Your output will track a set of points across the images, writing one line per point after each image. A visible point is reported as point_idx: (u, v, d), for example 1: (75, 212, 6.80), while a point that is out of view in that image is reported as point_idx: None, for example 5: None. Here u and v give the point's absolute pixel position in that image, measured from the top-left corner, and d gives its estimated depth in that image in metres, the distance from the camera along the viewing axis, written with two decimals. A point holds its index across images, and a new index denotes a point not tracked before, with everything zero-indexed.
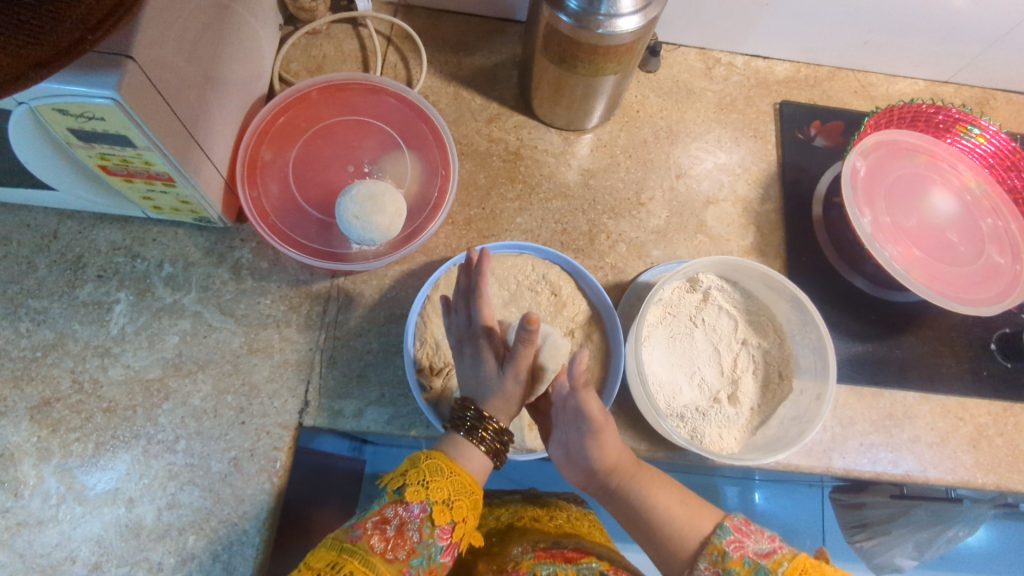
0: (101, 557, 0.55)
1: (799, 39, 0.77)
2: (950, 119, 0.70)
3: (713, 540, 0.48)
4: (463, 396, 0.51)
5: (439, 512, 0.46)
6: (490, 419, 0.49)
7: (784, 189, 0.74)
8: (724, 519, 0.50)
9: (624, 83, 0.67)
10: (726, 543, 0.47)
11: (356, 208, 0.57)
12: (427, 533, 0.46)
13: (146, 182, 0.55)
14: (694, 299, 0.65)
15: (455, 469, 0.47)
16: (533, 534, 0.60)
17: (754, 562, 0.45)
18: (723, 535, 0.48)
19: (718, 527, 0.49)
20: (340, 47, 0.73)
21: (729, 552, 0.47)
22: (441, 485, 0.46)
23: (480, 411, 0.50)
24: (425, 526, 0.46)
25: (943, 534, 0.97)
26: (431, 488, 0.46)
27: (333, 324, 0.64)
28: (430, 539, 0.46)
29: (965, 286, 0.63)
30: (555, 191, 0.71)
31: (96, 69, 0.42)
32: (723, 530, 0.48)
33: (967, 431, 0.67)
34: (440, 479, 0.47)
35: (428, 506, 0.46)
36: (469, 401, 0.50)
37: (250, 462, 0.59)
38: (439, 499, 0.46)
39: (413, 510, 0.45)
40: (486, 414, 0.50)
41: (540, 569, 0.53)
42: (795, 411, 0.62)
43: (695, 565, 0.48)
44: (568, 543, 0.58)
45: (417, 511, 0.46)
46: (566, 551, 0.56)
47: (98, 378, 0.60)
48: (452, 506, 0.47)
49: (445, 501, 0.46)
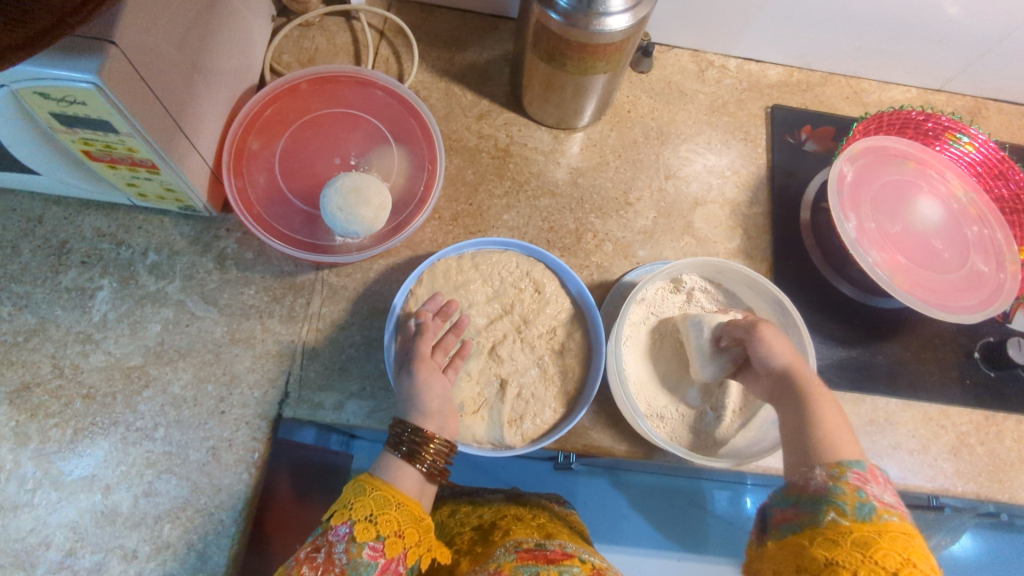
0: (76, 543, 0.55)
1: (791, 44, 0.77)
2: (939, 127, 0.70)
3: (842, 463, 0.45)
4: (397, 419, 0.52)
5: (362, 530, 0.46)
6: (425, 438, 0.50)
7: (772, 192, 0.74)
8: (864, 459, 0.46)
9: (614, 82, 0.67)
10: (853, 469, 0.45)
11: (341, 200, 0.57)
12: (355, 553, 0.45)
13: (130, 169, 0.55)
14: (678, 300, 0.65)
15: (376, 486, 0.48)
16: (516, 535, 0.59)
17: (867, 497, 0.43)
18: (855, 464, 0.45)
19: (856, 459, 0.46)
20: (331, 40, 0.73)
21: (851, 475, 0.44)
22: (362, 503, 0.47)
23: (416, 430, 0.51)
24: (351, 546, 0.46)
25: (926, 543, 0.97)
26: (353, 509, 0.47)
27: (316, 316, 0.64)
28: (358, 558, 0.45)
29: (949, 293, 0.63)
30: (543, 189, 0.71)
31: (79, 53, 0.42)
32: (858, 463, 0.45)
33: (948, 439, 0.67)
34: (362, 499, 0.47)
35: (352, 526, 0.46)
36: (403, 421, 0.51)
37: (228, 452, 0.59)
38: (361, 516, 0.47)
39: (339, 532, 0.46)
40: (418, 430, 0.51)
41: (523, 570, 0.52)
42: (775, 415, 0.62)
43: (815, 469, 0.46)
44: (551, 544, 0.57)
45: (342, 532, 0.46)
46: (549, 553, 0.55)
47: (79, 364, 0.60)
48: (377, 521, 0.47)
49: (368, 517, 0.47)
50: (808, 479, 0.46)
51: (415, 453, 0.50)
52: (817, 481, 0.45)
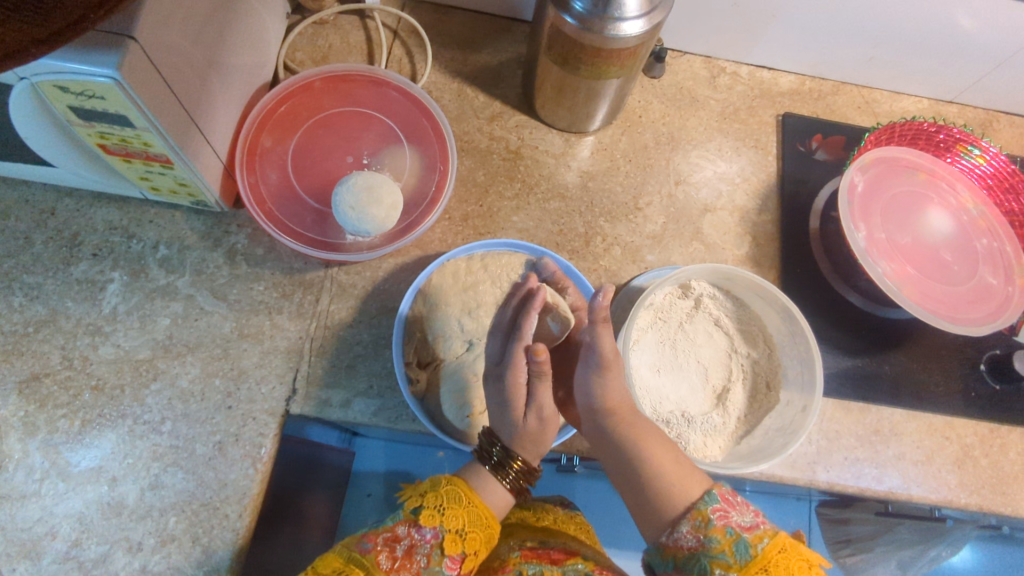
0: (82, 534, 0.55)
1: (805, 51, 0.77)
2: (951, 138, 0.70)
3: (697, 507, 0.47)
4: (490, 429, 0.52)
5: (450, 541, 0.47)
6: (518, 458, 0.50)
7: (782, 200, 0.74)
8: (713, 488, 0.49)
9: (627, 87, 0.67)
10: (711, 510, 0.47)
11: (353, 199, 0.58)
12: (435, 560, 0.46)
13: (144, 163, 0.55)
14: (685, 305, 0.65)
15: (475, 501, 0.49)
16: (522, 534, 0.60)
17: (735, 533, 0.45)
18: (709, 502, 0.47)
19: (706, 493, 0.48)
20: (345, 38, 0.73)
21: (713, 520, 0.46)
22: (456, 515, 0.47)
23: (508, 450, 0.50)
24: (434, 553, 0.46)
25: (925, 554, 0.97)
26: (447, 516, 0.47)
27: (325, 313, 0.64)
28: (437, 567, 0.46)
29: (957, 305, 0.63)
30: (553, 192, 0.71)
31: (98, 48, 0.43)
32: (710, 497, 0.48)
33: (952, 450, 0.67)
34: (458, 508, 0.48)
35: (441, 533, 0.47)
36: (496, 437, 0.51)
37: (234, 447, 0.59)
38: (453, 528, 0.47)
39: (425, 535, 0.47)
40: (512, 451, 0.50)
41: (527, 567, 0.53)
42: (780, 422, 0.62)
43: (677, 527, 0.47)
44: (555, 544, 0.58)
45: (429, 536, 0.47)
46: (553, 553, 0.56)
47: (88, 356, 0.60)
48: (465, 537, 0.47)
49: (459, 531, 0.47)
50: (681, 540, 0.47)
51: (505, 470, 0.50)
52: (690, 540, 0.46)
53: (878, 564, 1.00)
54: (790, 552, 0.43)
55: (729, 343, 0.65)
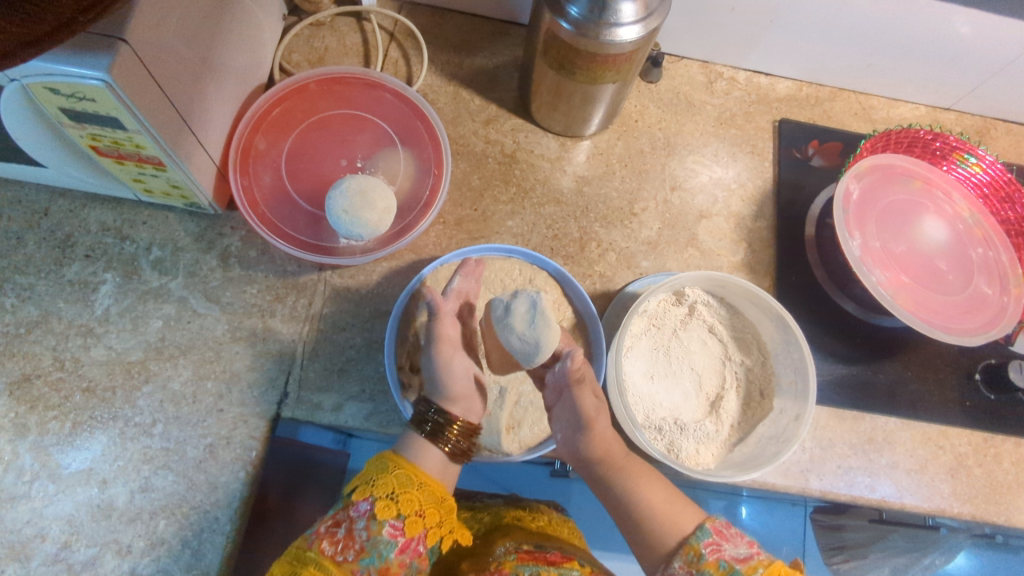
0: (71, 536, 0.55)
1: (802, 57, 0.76)
2: (947, 146, 0.70)
3: (691, 542, 0.49)
4: (427, 397, 0.55)
5: (383, 507, 0.47)
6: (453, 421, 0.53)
7: (778, 206, 0.74)
8: (705, 521, 0.51)
9: (623, 92, 0.67)
10: (704, 544, 0.48)
11: (346, 203, 0.57)
12: (375, 530, 0.46)
13: (137, 165, 0.55)
14: (679, 312, 0.65)
15: (397, 464, 0.49)
16: (519, 534, 0.60)
17: (727, 565, 0.46)
18: (702, 536, 0.49)
19: (698, 529, 0.50)
20: (342, 40, 0.73)
21: (706, 554, 0.48)
22: (384, 482, 0.48)
23: (445, 412, 0.53)
24: (372, 524, 0.46)
25: (920, 562, 0.97)
26: (375, 485, 0.48)
27: (318, 316, 0.64)
28: (379, 536, 0.46)
29: (951, 315, 0.63)
30: (549, 197, 0.71)
31: (91, 50, 0.42)
32: (702, 532, 0.50)
33: (946, 459, 0.67)
34: (385, 475, 0.49)
35: (373, 503, 0.47)
36: (427, 404, 0.54)
37: (226, 450, 0.59)
38: (384, 494, 0.48)
39: (359, 509, 0.47)
40: (445, 414, 0.53)
41: (523, 569, 0.54)
42: (773, 430, 0.62)
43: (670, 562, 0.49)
44: (551, 546, 0.58)
45: (363, 509, 0.47)
46: (549, 555, 0.56)
47: (80, 357, 0.60)
48: (398, 500, 0.48)
49: (389, 496, 0.48)
50: None
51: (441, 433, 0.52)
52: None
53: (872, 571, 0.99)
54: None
55: (723, 350, 0.65)
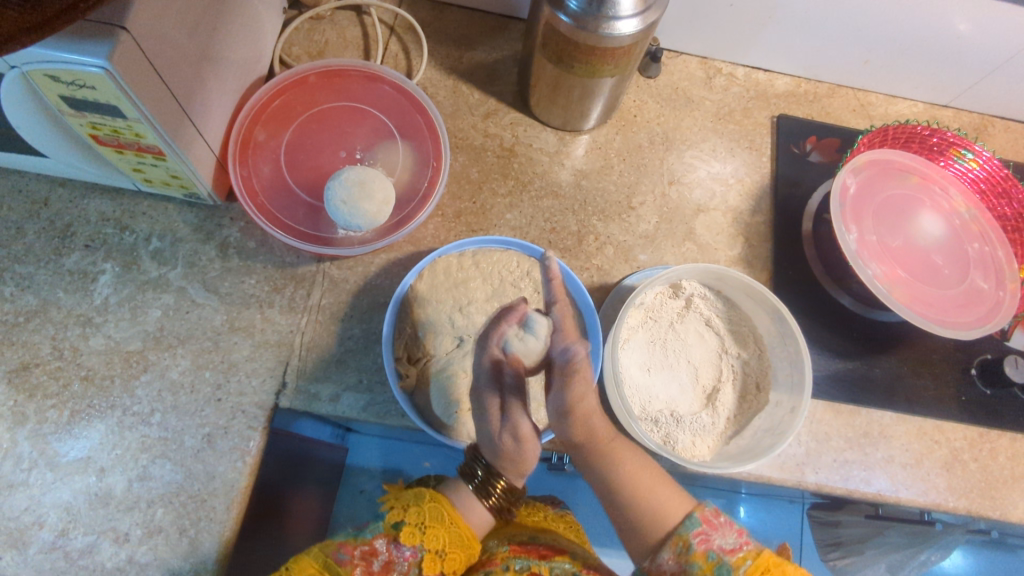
0: (69, 524, 0.56)
1: (800, 53, 0.77)
2: (945, 142, 0.70)
3: (680, 531, 0.49)
4: (477, 444, 0.52)
5: (428, 563, 0.48)
6: (500, 477, 0.51)
7: (775, 201, 0.74)
8: (694, 509, 0.50)
9: (622, 86, 0.67)
10: (693, 536, 0.49)
11: (345, 193, 0.58)
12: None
13: (136, 154, 0.55)
14: (676, 305, 0.65)
15: (455, 520, 0.49)
16: (511, 527, 0.61)
17: (717, 558, 0.47)
18: (690, 526, 0.49)
19: (686, 518, 0.50)
20: (341, 34, 0.74)
21: (694, 546, 0.48)
22: (436, 535, 0.49)
23: (494, 467, 0.51)
24: (412, 570, 0.48)
25: (915, 558, 0.99)
26: (426, 536, 0.49)
27: (316, 307, 0.64)
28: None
29: (946, 308, 0.63)
30: (547, 190, 0.71)
31: (91, 38, 0.43)
32: (691, 520, 0.49)
33: (941, 454, 0.67)
34: (439, 529, 0.49)
35: (420, 553, 0.48)
36: (480, 456, 0.51)
37: (223, 439, 0.59)
38: (432, 548, 0.48)
39: (404, 553, 0.48)
40: (493, 469, 0.51)
41: (514, 562, 0.54)
42: (769, 423, 0.62)
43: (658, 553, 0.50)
44: (544, 541, 0.58)
45: (408, 554, 0.48)
46: (541, 550, 0.57)
47: (78, 347, 0.60)
48: (444, 557, 0.49)
49: (438, 552, 0.49)
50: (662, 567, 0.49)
51: (488, 488, 0.51)
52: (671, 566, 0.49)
53: (867, 567, 1.02)
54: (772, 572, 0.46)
55: (720, 343, 0.65)
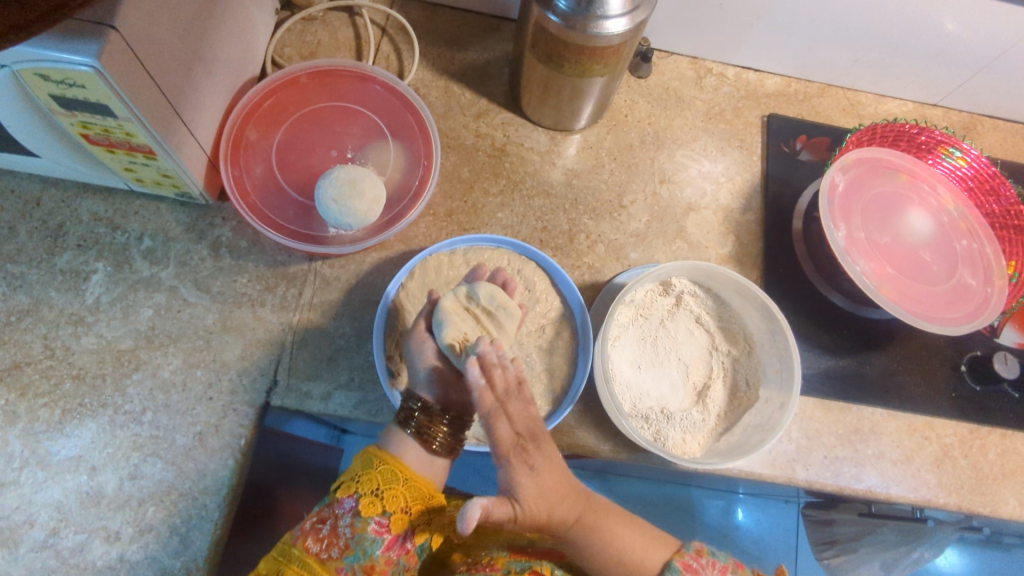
0: (60, 523, 0.56)
1: (789, 53, 0.77)
2: (933, 140, 0.70)
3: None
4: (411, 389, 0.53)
5: (369, 504, 0.49)
6: (433, 408, 0.51)
7: (766, 200, 0.75)
8: (672, 557, 0.54)
9: (613, 85, 0.67)
10: None
11: (336, 192, 0.58)
12: (359, 528, 0.48)
13: (127, 154, 0.55)
14: (667, 302, 0.66)
15: (382, 458, 0.50)
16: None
17: None
18: (672, 574, 0.52)
19: (667, 567, 0.53)
20: (334, 35, 0.74)
21: None
22: (370, 478, 0.49)
23: (424, 401, 0.51)
24: (355, 521, 0.48)
25: (909, 556, 1.01)
26: (361, 484, 0.49)
27: (308, 306, 0.64)
28: (363, 532, 0.48)
29: (934, 305, 0.64)
30: (538, 189, 0.72)
31: (80, 37, 0.43)
32: (670, 569, 0.53)
33: (932, 450, 0.67)
34: (372, 474, 0.50)
35: (357, 500, 0.49)
36: (415, 397, 0.52)
37: (214, 438, 0.59)
38: (368, 490, 0.49)
39: (345, 506, 0.49)
40: (427, 406, 0.51)
41: (515, 565, 0.56)
42: (759, 419, 0.62)
43: None
44: (539, 544, 0.60)
45: (348, 505, 0.49)
46: (538, 551, 0.58)
47: (70, 346, 0.60)
48: (382, 496, 0.49)
49: (374, 492, 0.49)
50: None
51: (426, 430, 0.51)
52: None
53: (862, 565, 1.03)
54: None
55: (710, 341, 0.66)
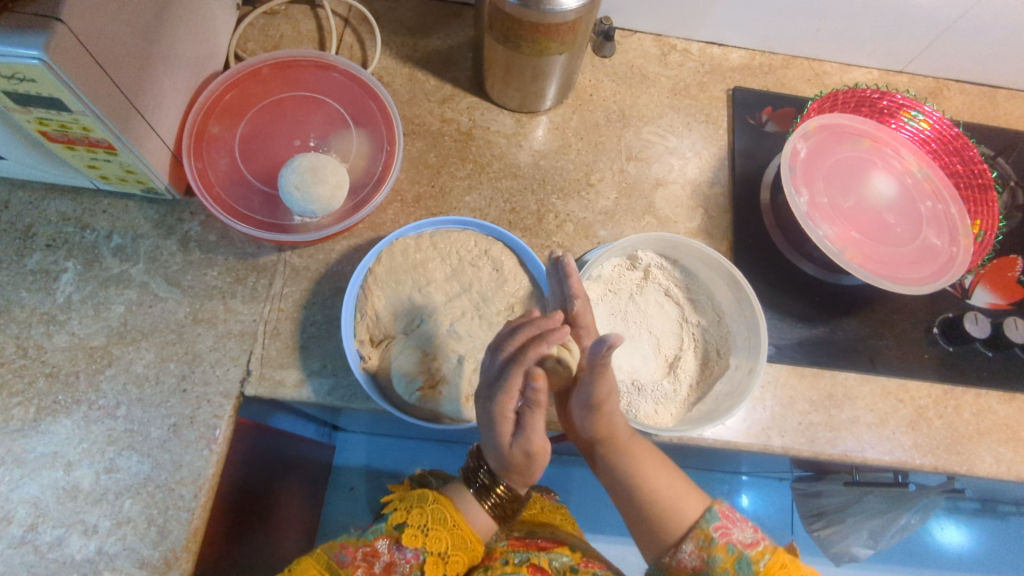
0: (38, 519, 0.56)
1: (751, 26, 0.77)
2: (894, 105, 0.71)
3: (699, 526, 0.52)
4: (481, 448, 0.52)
5: (431, 564, 0.49)
6: (503, 485, 0.51)
7: (734, 172, 0.75)
8: (712, 504, 0.53)
9: (574, 63, 0.68)
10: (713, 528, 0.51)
11: (298, 179, 0.58)
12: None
13: (88, 150, 0.56)
14: (634, 277, 0.66)
15: (457, 522, 0.50)
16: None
17: (738, 552, 0.49)
18: (710, 520, 0.52)
19: (705, 512, 0.52)
20: (297, 27, 0.74)
21: (716, 538, 0.50)
22: (439, 537, 0.50)
23: (495, 475, 0.51)
24: (413, 572, 0.49)
25: (896, 522, 1.00)
26: (429, 538, 0.50)
27: (278, 296, 0.65)
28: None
29: (900, 266, 0.64)
30: (505, 171, 0.72)
31: (27, 30, 0.43)
32: (711, 515, 0.52)
33: (907, 412, 0.67)
34: (442, 531, 0.50)
35: (422, 556, 0.49)
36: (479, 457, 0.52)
37: (189, 429, 0.60)
38: (435, 551, 0.49)
39: (405, 555, 0.49)
40: (492, 472, 0.51)
41: (514, 555, 0.56)
42: (729, 387, 0.62)
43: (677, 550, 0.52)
44: (541, 536, 0.62)
45: (410, 556, 0.49)
46: (540, 543, 0.60)
47: (42, 344, 0.61)
48: (446, 560, 0.50)
49: (440, 554, 0.49)
50: (684, 562, 0.51)
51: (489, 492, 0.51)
52: (693, 560, 0.51)
53: (851, 535, 1.02)
54: (789, 568, 0.49)
55: (680, 313, 0.66)
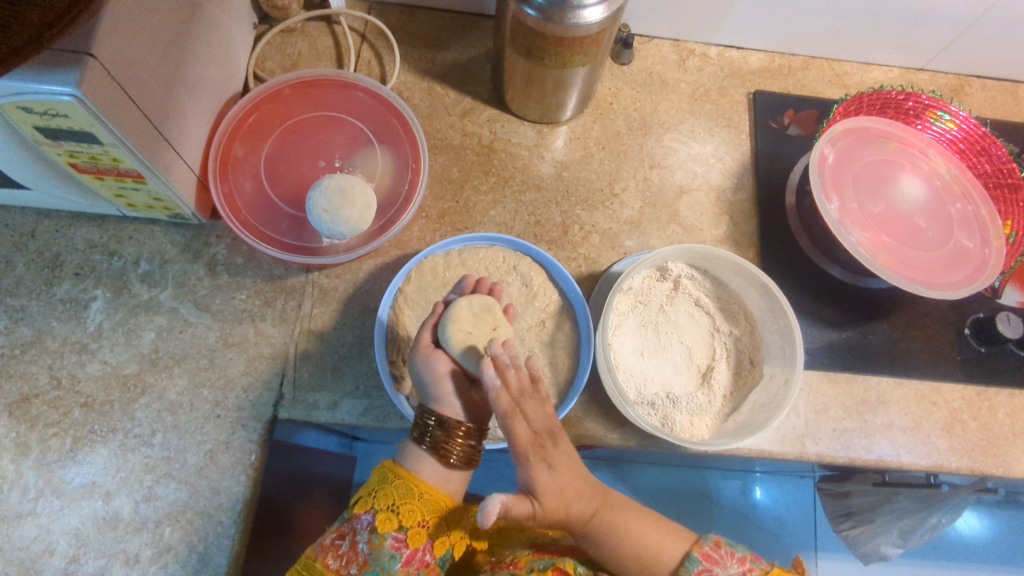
0: (79, 549, 0.56)
1: (770, 29, 0.77)
2: (920, 105, 0.71)
3: (682, 573, 0.51)
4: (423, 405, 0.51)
5: (383, 521, 0.47)
6: (453, 425, 0.49)
7: (757, 176, 0.75)
8: (691, 548, 0.52)
9: (596, 74, 0.67)
10: (695, 573, 0.50)
11: (326, 202, 0.58)
12: (376, 544, 0.47)
13: (117, 179, 0.55)
14: (664, 288, 0.66)
15: (398, 473, 0.49)
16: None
17: None
18: (692, 566, 0.51)
19: (687, 559, 0.52)
20: (314, 45, 0.74)
21: None
22: (386, 494, 0.48)
23: (440, 419, 0.49)
24: (373, 537, 0.47)
25: (927, 523, 1.05)
26: (377, 499, 0.48)
27: (308, 317, 0.65)
28: (380, 549, 0.47)
29: (932, 270, 0.64)
30: (529, 183, 0.72)
31: (58, 67, 0.43)
32: (691, 561, 0.51)
33: (941, 415, 0.67)
34: (385, 488, 0.48)
35: (374, 516, 0.48)
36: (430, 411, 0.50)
37: (225, 455, 0.60)
38: (384, 507, 0.48)
39: (362, 522, 0.48)
40: (447, 422, 0.49)
41: (538, 564, 0.56)
42: (764, 397, 0.62)
43: None
44: (562, 539, 0.61)
45: (365, 522, 0.48)
46: (562, 547, 0.59)
47: (76, 374, 0.60)
48: (399, 512, 0.48)
49: (390, 508, 0.48)
50: None
51: (442, 446, 0.49)
52: None
53: (880, 535, 1.06)
54: None
55: (710, 323, 0.66)
